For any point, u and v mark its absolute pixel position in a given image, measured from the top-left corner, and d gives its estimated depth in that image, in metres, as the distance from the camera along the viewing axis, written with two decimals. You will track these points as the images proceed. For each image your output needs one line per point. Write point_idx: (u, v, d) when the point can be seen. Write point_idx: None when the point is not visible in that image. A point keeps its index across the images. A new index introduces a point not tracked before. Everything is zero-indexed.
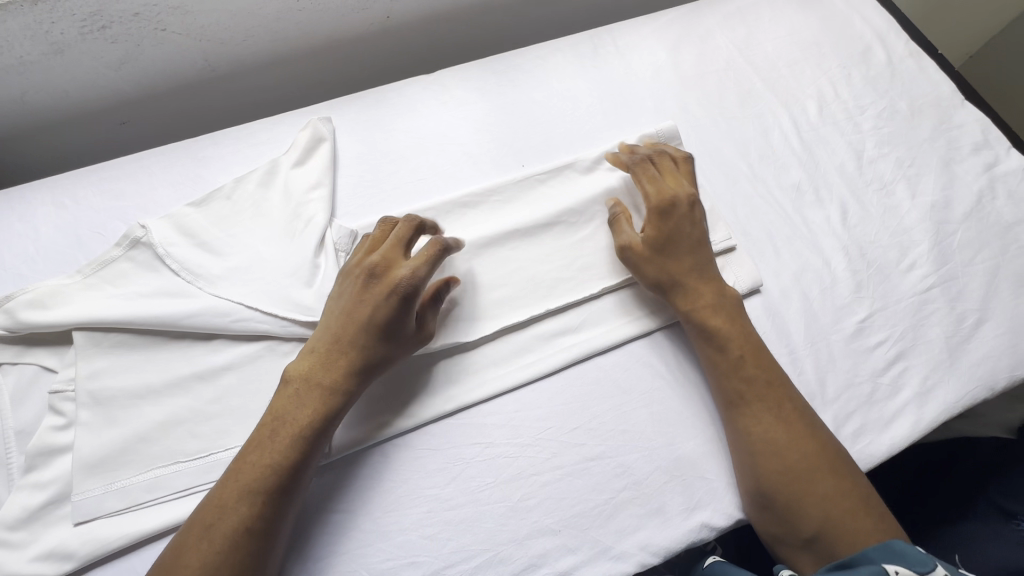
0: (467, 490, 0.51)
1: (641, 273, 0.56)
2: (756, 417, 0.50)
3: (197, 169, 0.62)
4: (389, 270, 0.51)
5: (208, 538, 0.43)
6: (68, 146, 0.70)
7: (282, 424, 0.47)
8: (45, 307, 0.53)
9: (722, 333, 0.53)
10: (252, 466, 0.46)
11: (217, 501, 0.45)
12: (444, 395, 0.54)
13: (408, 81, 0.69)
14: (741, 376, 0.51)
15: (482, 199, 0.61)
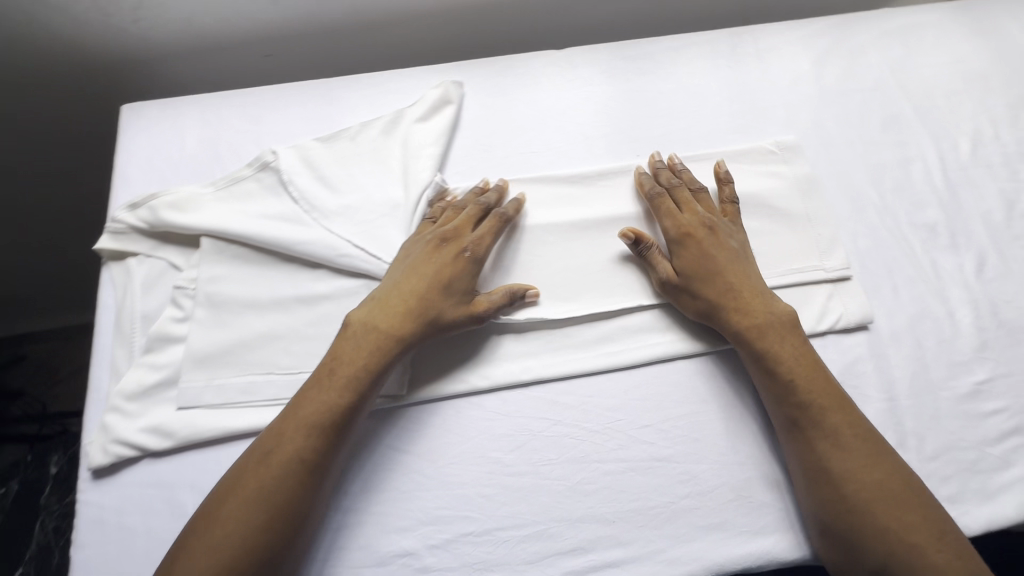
0: (530, 460, 0.52)
1: (684, 305, 0.54)
2: (810, 446, 0.48)
3: (328, 107, 0.65)
4: (459, 238, 0.55)
5: (266, 465, 0.46)
6: (218, 70, 0.76)
7: (340, 363, 0.50)
8: (182, 210, 0.58)
9: (773, 352, 0.51)
10: (311, 402, 0.49)
11: (277, 431, 0.48)
12: (522, 365, 0.54)
13: (536, 54, 0.69)
14: (804, 400, 0.49)
15: (590, 182, 0.62)
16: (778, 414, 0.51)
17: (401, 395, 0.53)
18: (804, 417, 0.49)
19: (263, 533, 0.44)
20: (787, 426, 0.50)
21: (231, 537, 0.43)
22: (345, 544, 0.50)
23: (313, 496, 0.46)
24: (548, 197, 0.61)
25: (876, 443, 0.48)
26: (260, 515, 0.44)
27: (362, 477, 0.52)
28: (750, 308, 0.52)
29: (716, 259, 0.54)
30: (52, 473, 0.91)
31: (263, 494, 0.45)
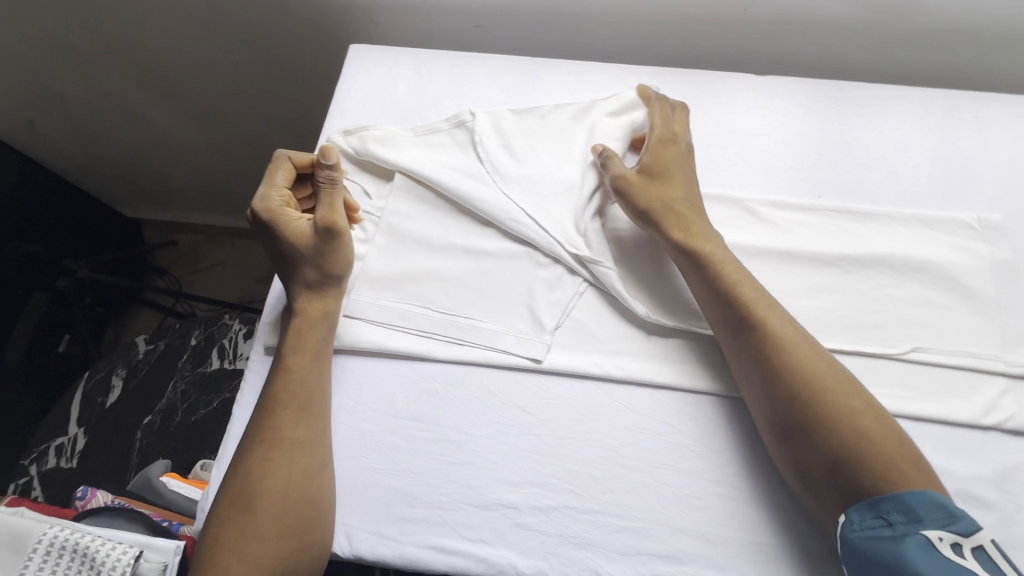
0: (644, 458, 0.53)
1: (631, 200, 0.58)
2: (772, 375, 0.49)
3: (526, 85, 0.70)
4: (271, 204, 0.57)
5: (262, 461, 0.49)
6: (424, 28, 0.80)
7: (302, 350, 0.54)
8: (384, 145, 0.65)
9: (731, 280, 0.53)
10: (288, 396, 0.52)
11: (258, 438, 0.50)
12: (657, 369, 0.56)
13: (735, 75, 0.69)
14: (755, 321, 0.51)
15: (766, 209, 0.61)
16: (739, 345, 0.52)
17: (539, 361, 0.56)
18: (752, 336, 0.51)
19: (278, 435, 0.50)
20: (747, 356, 0.51)
21: (250, 459, 0.49)
22: (460, 479, 0.52)
23: (308, 389, 0.52)
24: (719, 214, 0.61)
25: (813, 351, 0.50)
26: (275, 424, 0.50)
27: (487, 424, 0.54)
28: (686, 219, 0.57)
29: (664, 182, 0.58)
30: (191, 345, 1.04)
31: (269, 414, 0.51)
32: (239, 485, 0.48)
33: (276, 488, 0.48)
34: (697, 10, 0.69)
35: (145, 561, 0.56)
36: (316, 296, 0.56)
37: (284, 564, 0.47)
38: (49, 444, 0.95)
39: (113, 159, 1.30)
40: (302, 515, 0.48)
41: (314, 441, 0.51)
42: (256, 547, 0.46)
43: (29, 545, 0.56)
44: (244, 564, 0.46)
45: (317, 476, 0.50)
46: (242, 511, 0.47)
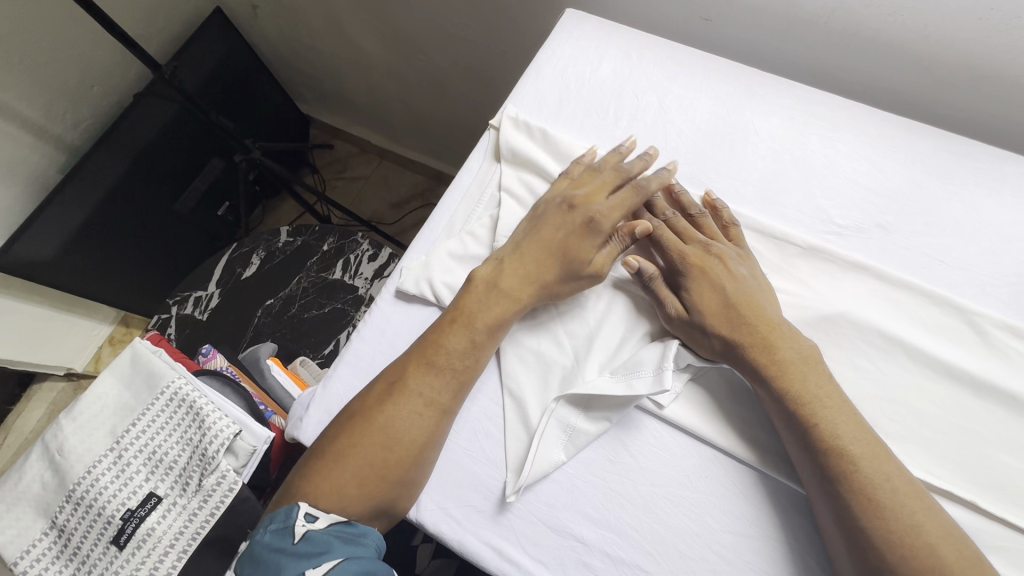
0: (742, 555, 0.47)
1: (705, 314, 0.50)
2: (837, 505, 0.42)
3: (743, 99, 0.62)
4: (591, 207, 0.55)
5: (410, 407, 0.49)
6: (642, 12, 0.73)
7: (481, 316, 0.52)
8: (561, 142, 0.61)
9: (811, 411, 0.45)
10: (452, 355, 0.51)
11: (410, 382, 0.50)
12: (789, 464, 0.48)
13: (1010, 158, 0.56)
14: (838, 472, 0.42)
15: (995, 331, 0.49)
16: (818, 482, 0.44)
17: (662, 408, 0.51)
18: (830, 483, 0.43)
19: (435, 395, 0.50)
20: (825, 499, 0.43)
21: (395, 400, 0.50)
22: (539, 492, 0.50)
23: (473, 363, 0.51)
24: (928, 317, 0.51)
25: (910, 518, 0.40)
26: (434, 381, 0.50)
27: (591, 449, 0.51)
28: (761, 344, 0.48)
29: (709, 308, 0.50)
30: (322, 250, 1.10)
31: (429, 368, 0.51)
32: (377, 416, 0.49)
33: (409, 437, 0.48)
34: (993, 67, 0.56)
35: (241, 439, 0.61)
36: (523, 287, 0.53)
37: (385, 504, 0.48)
38: (190, 293, 1.08)
39: (306, 58, 1.39)
40: (416, 474, 0.49)
41: (452, 412, 0.51)
42: (374, 484, 0.47)
43: (159, 387, 0.63)
44: (353, 491, 0.47)
45: (440, 445, 0.50)
46: (374, 445, 0.48)
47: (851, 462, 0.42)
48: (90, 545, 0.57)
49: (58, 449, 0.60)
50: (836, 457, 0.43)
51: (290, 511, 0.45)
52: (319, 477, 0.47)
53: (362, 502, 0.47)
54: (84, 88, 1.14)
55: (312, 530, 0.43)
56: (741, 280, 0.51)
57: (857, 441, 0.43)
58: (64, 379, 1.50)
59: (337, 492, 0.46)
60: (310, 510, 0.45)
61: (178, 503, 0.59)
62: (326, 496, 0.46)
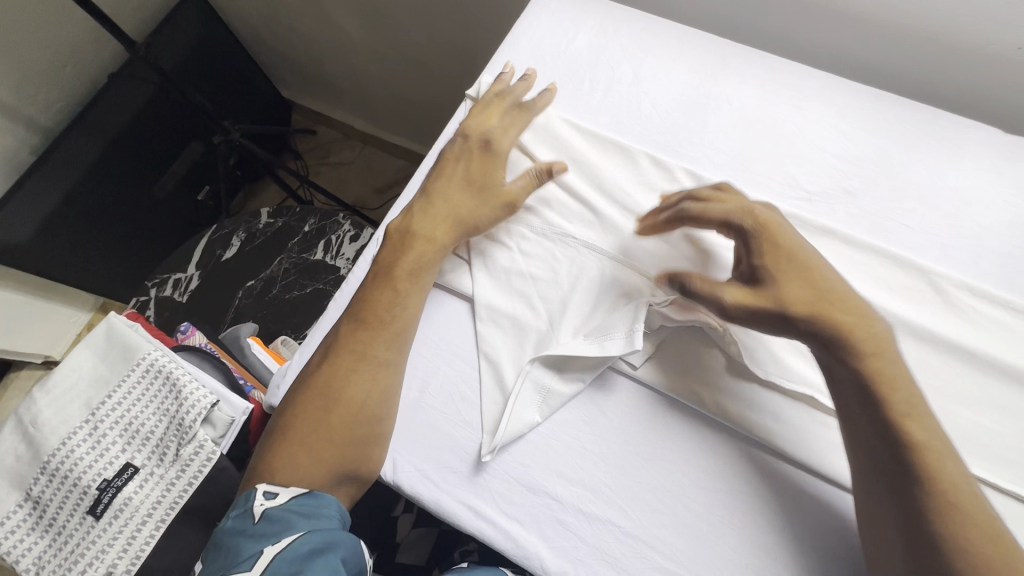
0: (711, 508, 0.48)
1: (771, 286, 0.46)
2: (896, 470, 0.40)
3: (717, 70, 0.63)
4: (504, 144, 0.59)
5: (347, 367, 0.51)
6: None
7: (407, 271, 0.54)
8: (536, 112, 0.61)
9: (875, 372, 0.42)
10: (382, 313, 0.53)
11: (346, 346, 0.52)
12: (758, 421, 0.50)
13: (973, 126, 0.57)
14: (899, 436, 0.40)
15: (955, 291, 0.51)
16: (872, 460, 0.41)
17: (634, 368, 0.52)
18: (896, 448, 0.40)
19: (365, 350, 0.51)
20: (878, 465, 0.41)
21: (335, 366, 0.51)
22: (515, 453, 0.51)
23: (405, 315, 0.53)
24: (892, 279, 0.52)
25: (953, 479, 0.39)
26: (362, 338, 0.52)
27: (563, 409, 0.52)
28: (818, 307, 0.44)
29: (778, 271, 0.46)
30: (304, 231, 1.10)
31: (355, 329, 0.52)
32: (320, 385, 0.50)
33: (352, 398, 0.50)
34: (955, 37, 0.57)
35: (218, 410, 0.61)
36: (440, 227, 0.56)
37: (346, 470, 0.48)
38: (169, 276, 1.07)
39: (286, 40, 1.38)
40: (366, 430, 0.49)
41: (390, 364, 0.52)
42: (323, 446, 0.48)
43: (135, 359, 0.63)
44: (308, 458, 0.48)
45: (387, 401, 0.51)
46: (320, 412, 0.49)
47: (909, 423, 0.40)
48: (66, 515, 0.56)
49: (32, 421, 0.59)
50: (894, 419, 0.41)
51: (249, 493, 0.47)
52: (271, 448, 0.49)
53: (321, 470, 0.48)
54: (56, 67, 1.12)
55: (270, 509, 0.45)
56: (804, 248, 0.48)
57: (912, 399, 0.42)
58: (41, 367, 1.47)
59: (295, 463, 0.48)
60: (267, 491, 0.47)
61: (156, 473, 0.59)
62: (280, 467, 0.48)
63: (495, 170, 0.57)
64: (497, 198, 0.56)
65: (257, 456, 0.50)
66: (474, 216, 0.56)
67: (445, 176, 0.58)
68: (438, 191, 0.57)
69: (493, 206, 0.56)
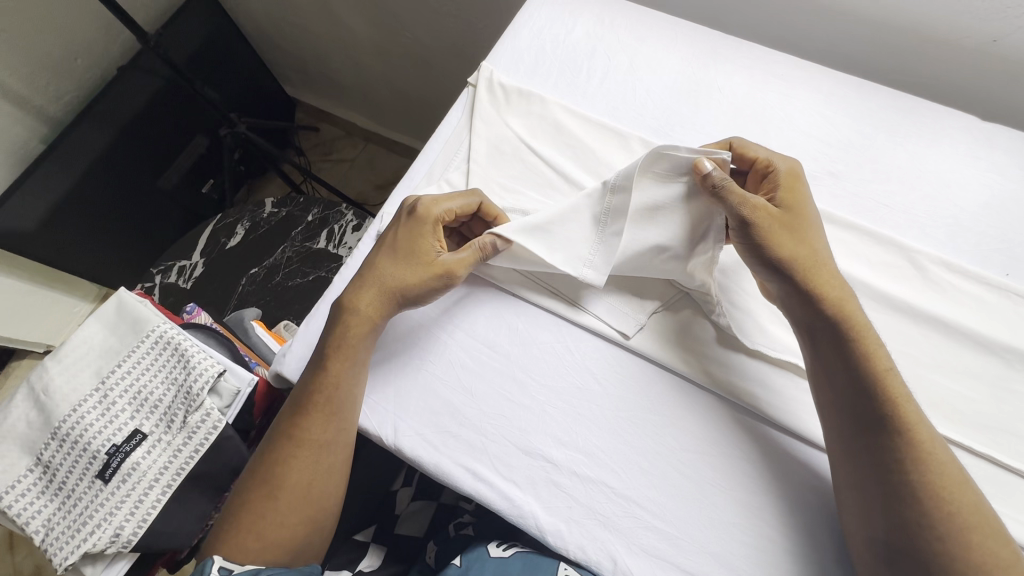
0: (700, 470, 0.50)
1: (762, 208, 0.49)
2: (851, 409, 0.44)
3: (708, 60, 0.66)
4: (431, 210, 0.54)
5: (293, 454, 0.51)
6: None
7: (344, 359, 0.52)
8: (533, 96, 0.64)
9: (838, 317, 0.46)
10: (321, 398, 0.51)
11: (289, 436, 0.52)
12: (745, 387, 0.52)
13: (951, 113, 0.60)
14: (857, 375, 0.44)
15: (932, 266, 0.53)
16: (856, 414, 0.44)
17: (628, 338, 0.55)
18: (854, 385, 0.44)
19: (305, 436, 0.51)
20: (837, 407, 0.45)
21: (280, 452, 0.51)
22: (511, 418, 0.53)
23: (343, 397, 0.52)
24: (874, 255, 0.54)
25: (914, 414, 0.43)
26: (300, 426, 0.51)
27: (556, 376, 0.54)
28: (788, 237, 0.49)
29: (775, 237, 0.49)
30: (307, 220, 1.12)
31: (295, 413, 0.52)
32: (267, 472, 0.51)
33: (299, 485, 0.51)
34: (935, 29, 0.60)
35: (224, 381, 0.63)
36: (376, 299, 0.53)
37: (299, 544, 0.51)
38: (174, 263, 1.09)
39: (292, 37, 1.41)
40: (316, 509, 0.51)
41: (339, 443, 0.52)
42: (273, 530, 0.50)
43: (144, 331, 0.65)
44: (262, 543, 0.50)
45: (333, 477, 0.52)
46: (267, 501, 0.50)
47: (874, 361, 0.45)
48: (75, 479, 0.58)
49: (43, 389, 0.61)
50: (856, 359, 0.45)
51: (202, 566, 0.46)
52: (227, 530, 0.50)
53: (275, 550, 0.50)
54: (67, 59, 1.14)
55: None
56: (813, 228, 0.50)
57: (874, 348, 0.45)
58: (43, 356, 1.48)
59: (246, 547, 0.49)
60: (222, 565, 0.46)
61: (163, 440, 0.60)
62: (233, 547, 0.49)
63: (425, 239, 0.54)
64: (428, 269, 0.54)
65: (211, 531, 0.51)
66: (406, 287, 0.53)
67: (378, 247, 0.56)
68: (376, 261, 0.55)
69: (424, 278, 0.54)
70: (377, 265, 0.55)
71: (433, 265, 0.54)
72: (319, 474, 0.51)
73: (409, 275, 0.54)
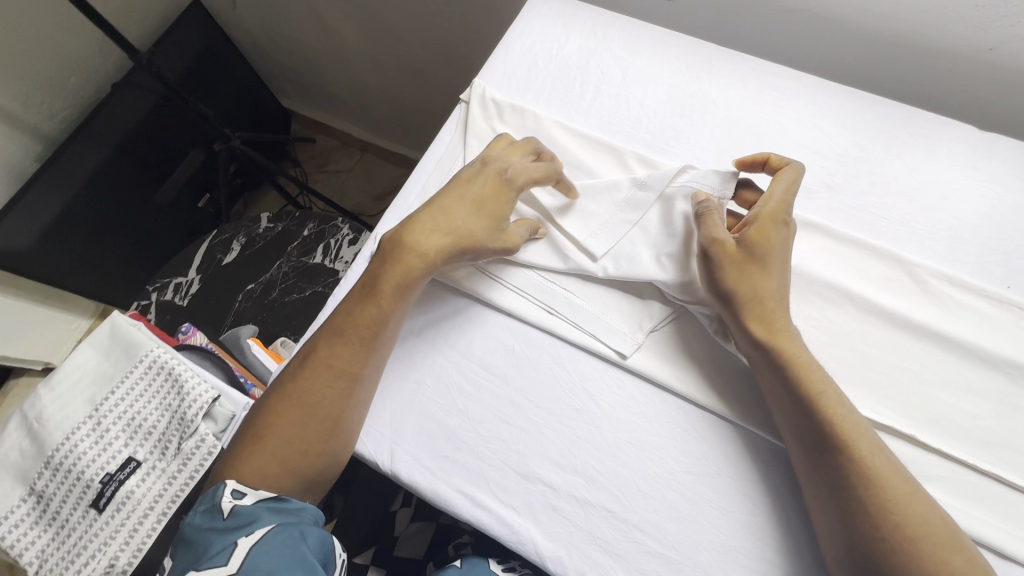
0: (701, 493, 0.49)
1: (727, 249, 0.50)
2: (803, 439, 0.45)
3: (702, 72, 0.65)
4: (497, 162, 0.57)
5: (328, 379, 0.51)
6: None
7: (379, 298, 0.53)
8: (525, 112, 0.63)
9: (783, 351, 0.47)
10: (360, 328, 0.52)
11: (323, 362, 0.51)
12: (745, 407, 0.51)
13: (948, 123, 0.60)
14: (805, 405, 0.45)
15: (932, 280, 0.53)
16: (802, 435, 0.45)
17: (625, 358, 0.54)
18: (801, 415, 0.45)
19: (343, 367, 0.51)
20: (793, 436, 0.46)
21: (312, 378, 0.51)
22: (508, 441, 0.52)
23: (383, 328, 0.53)
24: (873, 270, 0.54)
25: (863, 440, 0.43)
26: (339, 353, 0.51)
27: (553, 399, 0.53)
28: (749, 277, 0.49)
29: (736, 277, 0.49)
30: (303, 235, 1.12)
31: (335, 342, 0.52)
32: (296, 395, 0.51)
33: (326, 412, 0.50)
34: (930, 39, 0.60)
35: (219, 405, 0.63)
36: (439, 241, 0.54)
37: (311, 474, 0.50)
38: (170, 280, 1.09)
39: (286, 50, 1.41)
40: (338, 444, 0.50)
41: (370, 381, 0.52)
42: (294, 457, 0.49)
43: (137, 356, 0.65)
44: (280, 469, 0.48)
45: (359, 414, 0.51)
46: (293, 422, 0.49)
47: (818, 392, 0.45)
48: (70, 508, 0.57)
49: (36, 417, 0.60)
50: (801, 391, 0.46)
51: (216, 489, 0.47)
52: (243, 453, 0.49)
53: (289, 479, 0.49)
54: (61, 77, 1.14)
55: (241, 506, 0.45)
56: (774, 271, 0.50)
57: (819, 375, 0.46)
58: (42, 374, 1.48)
59: (261, 470, 0.48)
60: (236, 487, 0.47)
61: (157, 467, 0.60)
62: (252, 467, 0.48)
63: (493, 184, 0.56)
64: (495, 216, 0.55)
65: (225, 457, 0.50)
66: (472, 233, 0.54)
67: (442, 194, 0.56)
68: (440, 205, 0.55)
69: (493, 238, 0.54)
70: (446, 204, 0.55)
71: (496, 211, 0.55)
72: (348, 409, 0.51)
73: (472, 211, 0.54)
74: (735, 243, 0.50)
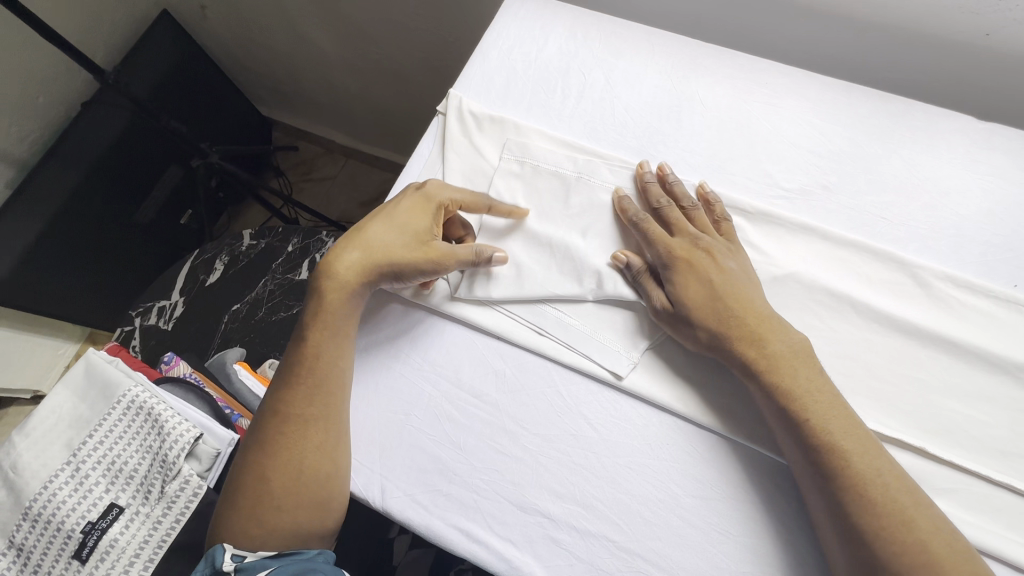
0: (706, 518, 0.47)
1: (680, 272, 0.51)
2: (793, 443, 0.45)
3: (688, 71, 0.62)
4: (439, 193, 0.55)
5: (286, 426, 0.50)
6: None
7: (317, 333, 0.52)
8: (504, 122, 0.61)
9: (762, 354, 0.47)
10: (306, 366, 0.51)
11: (281, 412, 0.51)
12: (748, 425, 0.49)
13: (945, 114, 0.57)
14: (791, 409, 0.45)
15: (935, 281, 0.50)
16: (792, 441, 0.45)
17: (620, 378, 0.52)
18: (786, 418, 0.45)
19: (295, 411, 0.50)
20: (787, 439, 0.45)
21: (274, 431, 0.50)
22: (503, 472, 0.50)
23: (329, 364, 0.51)
24: (874, 273, 0.52)
25: (858, 442, 0.43)
26: (291, 400, 0.50)
27: (548, 424, 0.51)
28: (707, 293, 0.49)
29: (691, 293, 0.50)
30: (288, 251, 1.09)
31: (286, 388, 0.51)
32: (262, 451, 0.50)
33: (292, 463, 0.49)
34: (924, 27, 0.57)
35: (202, 443, 0.61)
36: (359, 270, 0.53)
37: (305, 526, 0.49)
38: (153, 303, 1.06)
39: (261, 58, 1.37)
40: (319, 487, 0.49)
41: (329, 418, 0.50)
42: (272, 514, 0.48)
43: (116, 396, 0.62)
44: (262, 528, 0.48)
45: (332, 454, 0.49)
46: (262, 479, 0.49)
47: (804, 397, 0.45)
48: (50, 562, 0.55)
49: (11, 467, 0.57)
50: (782, 395, 0.45)
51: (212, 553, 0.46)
52: (228, 520, 0.49)
53: (278, 538, 0.48)
54: (27, 99, 1.10)
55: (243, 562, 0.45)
56: (735, 287, 0.50)
57: (806, 379, 0.46)
58: (32, 403, 1.45)
59: (247, 530, 0.48)
60: (235, 551, 0.46)
61: (141, 512, 0.57)
62: (234, 531, 0.49)
63: (427, 218, 0.54)
64: (421, 249, 0.53)
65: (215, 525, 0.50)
66: (396, 261, 0.53)
67: (377, 213, 0.56)
68: (370, 226, 0.55)
69: (418, 264, 0.53)
70: (370, 232, 0.54)
71: (423, 246, 0.53)
72: (317, 452, 0.49)
73: (398, 242, 0.53)
74: (681, 265, 0.51)
